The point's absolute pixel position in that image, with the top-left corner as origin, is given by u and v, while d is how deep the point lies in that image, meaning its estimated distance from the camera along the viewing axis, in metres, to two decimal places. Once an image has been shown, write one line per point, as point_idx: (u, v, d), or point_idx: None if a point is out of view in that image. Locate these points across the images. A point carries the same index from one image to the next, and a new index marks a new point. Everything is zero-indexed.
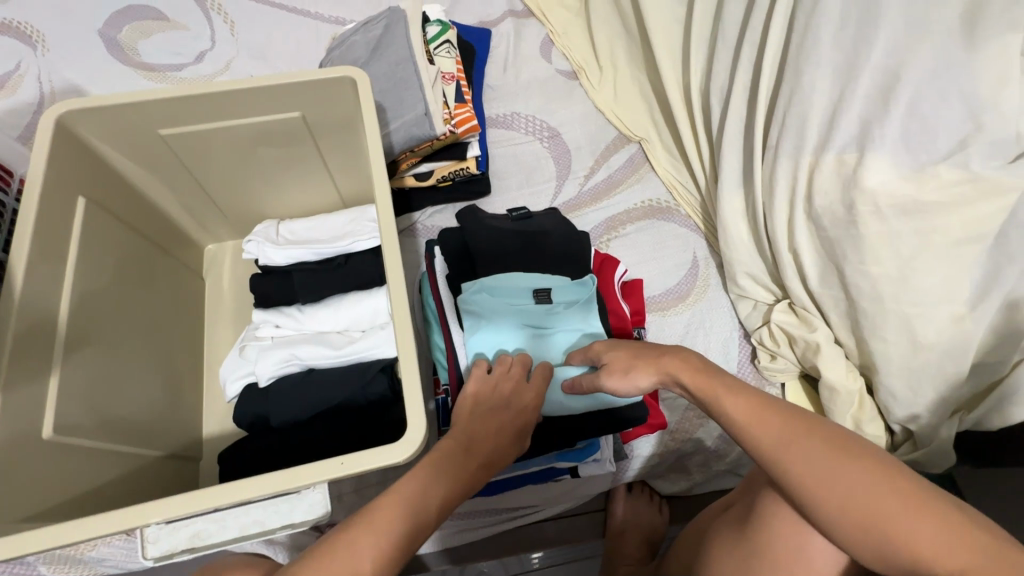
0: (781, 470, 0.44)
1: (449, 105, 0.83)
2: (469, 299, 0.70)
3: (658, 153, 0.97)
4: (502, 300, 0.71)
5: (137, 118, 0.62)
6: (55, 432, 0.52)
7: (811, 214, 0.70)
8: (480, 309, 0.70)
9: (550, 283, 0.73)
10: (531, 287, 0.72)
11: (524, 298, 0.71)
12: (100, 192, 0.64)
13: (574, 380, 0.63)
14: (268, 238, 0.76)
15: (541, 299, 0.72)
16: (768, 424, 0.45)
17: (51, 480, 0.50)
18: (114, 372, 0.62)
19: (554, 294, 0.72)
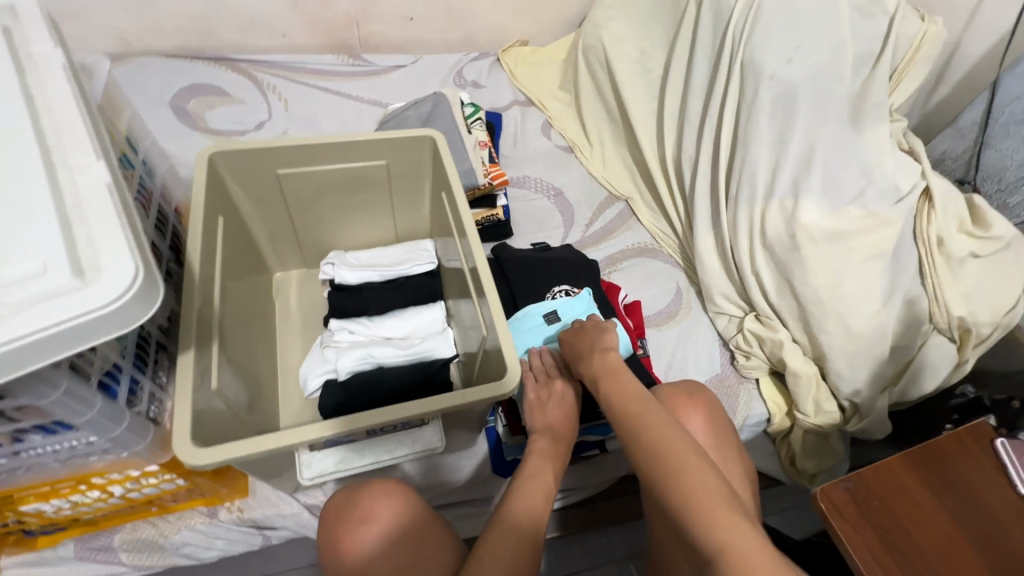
0: (632, 443, 0.59)
1: (485, 165, 1.05)
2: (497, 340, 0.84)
3: (641, 207, 1.22)
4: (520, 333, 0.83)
5: (261, 158, 0.79)
6: (217, 389, 0.62)
7: (765, 244, 0.94)
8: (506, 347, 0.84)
9: (555, 304, 0.85)
10: (543, 312, 0.84)
11: (537, 322, 0.84)
12: (227, 216, 0.79)
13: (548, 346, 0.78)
14: (341, 262, 0.93)
15: (552, 321, 0.84)
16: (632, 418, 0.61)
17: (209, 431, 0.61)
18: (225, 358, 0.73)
19: (562, 313, 0.84)
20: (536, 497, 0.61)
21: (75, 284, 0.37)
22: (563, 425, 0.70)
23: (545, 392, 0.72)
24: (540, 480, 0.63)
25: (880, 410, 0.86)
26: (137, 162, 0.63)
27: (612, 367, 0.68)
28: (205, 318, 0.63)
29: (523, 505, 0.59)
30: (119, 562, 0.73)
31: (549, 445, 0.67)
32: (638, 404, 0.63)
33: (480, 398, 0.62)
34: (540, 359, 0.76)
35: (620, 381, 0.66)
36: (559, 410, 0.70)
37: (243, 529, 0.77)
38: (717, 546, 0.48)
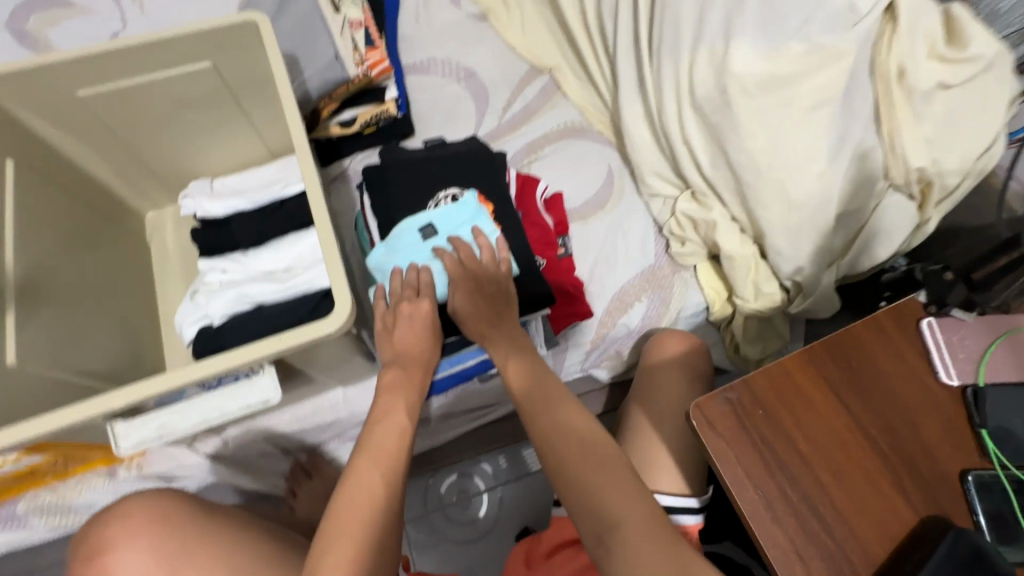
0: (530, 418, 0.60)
1: (359, 50, 0.86)
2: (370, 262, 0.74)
3: (568, 79, 1.03)
4: (396, 254, 0.72)
5: (49, 81, 0.65)
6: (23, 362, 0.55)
7: (695, 104, 0.78)
8: (382, 271, 0.72)
9: (432, 215, 0.73)
10: (417, 226, 0.73)
11: (413, 239, 0.72)
12: (26, 158, 0.67)
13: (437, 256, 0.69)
14: (204, 194, 0.81)
15: (428, 235, 0.72)
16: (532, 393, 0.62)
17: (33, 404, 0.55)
18: (60, 319, 0.66)
19: (439, 224, 0.73)
20: (387, 449, 0.58)
21: None
22: (415, 349, 0.66)
23: (394, 317, 0.66)
24: (391, 424, 0.60)
25: (825, 288, 0.76)
26: None
27: (506, 351, 0.67)
28: None
29: (374, 458, 0.56)
30: (32, 526, 0.73)
31: (401, 377, 0.64)
32: (540, 389, 0.62)
33: (313, 338, 0.53)
34: (398, 281, 0.68)
35: (522, 360, 0.66)
36: (413, 336, 0.65)
37: (151, 482, 0.76)
38: (619, 516, 0.50)
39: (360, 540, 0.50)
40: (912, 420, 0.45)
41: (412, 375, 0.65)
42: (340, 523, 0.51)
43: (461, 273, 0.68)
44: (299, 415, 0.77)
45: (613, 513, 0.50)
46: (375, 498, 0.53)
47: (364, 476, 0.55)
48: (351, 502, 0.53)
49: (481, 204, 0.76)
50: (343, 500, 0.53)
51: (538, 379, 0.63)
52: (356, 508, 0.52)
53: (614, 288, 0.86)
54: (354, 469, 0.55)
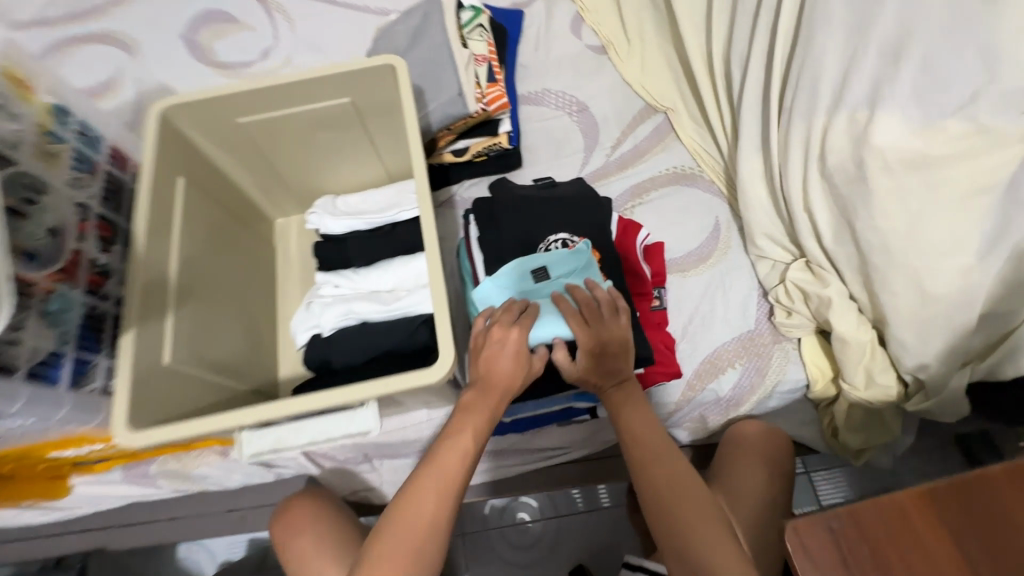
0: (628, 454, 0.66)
1: (481, 85, 0.90)
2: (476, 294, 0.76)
3: (684, 121, 1.01)
4: (503, 291, 0.75)
5: (219, 110, 0.74)
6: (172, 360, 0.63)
7: (825, 172, 0.73)
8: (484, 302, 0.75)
9: (547, 260, 0.76)
10: (530, 268, 0.76)
11: (521, 280, 0.75)
12: (192, 174, 0.77)
13: (560, 298, 0.70)
14: (327, 211, 0.88)
15: (540, 278, 0.75)
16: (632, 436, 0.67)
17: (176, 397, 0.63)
18: (208, 319, 0.75)
19: (551, 270, 0.75)
20: (447, 481, 0.60)
21: None
22: (504, 374, 0.65)
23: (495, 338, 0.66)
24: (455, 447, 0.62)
25: (952, 389, 0.68)
26: (68, 132, 0.62)
27: (623, 393, 0.69)
28: (152, 290, 0.63)
29: (432, 476, 0.60)
30: (159, 486, 0.84)
31: (479, 395, 0.64)
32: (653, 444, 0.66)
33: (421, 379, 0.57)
34: (500, 309, 0.67)
35: (638, 411, 0.68)
36: (508, 364, 0.65)
37: (254, 466, 0.85)
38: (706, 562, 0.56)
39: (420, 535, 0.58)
40: None
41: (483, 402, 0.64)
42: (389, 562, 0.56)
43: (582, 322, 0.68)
44: (386, 429, 0.82)
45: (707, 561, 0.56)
46: (425, 532, 0.58)
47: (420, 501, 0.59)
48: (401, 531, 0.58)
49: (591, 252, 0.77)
50: (399, 521, 0.58)
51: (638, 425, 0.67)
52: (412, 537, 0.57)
53: (707, 349, 0.83)
54: (414, 487, 0.60)
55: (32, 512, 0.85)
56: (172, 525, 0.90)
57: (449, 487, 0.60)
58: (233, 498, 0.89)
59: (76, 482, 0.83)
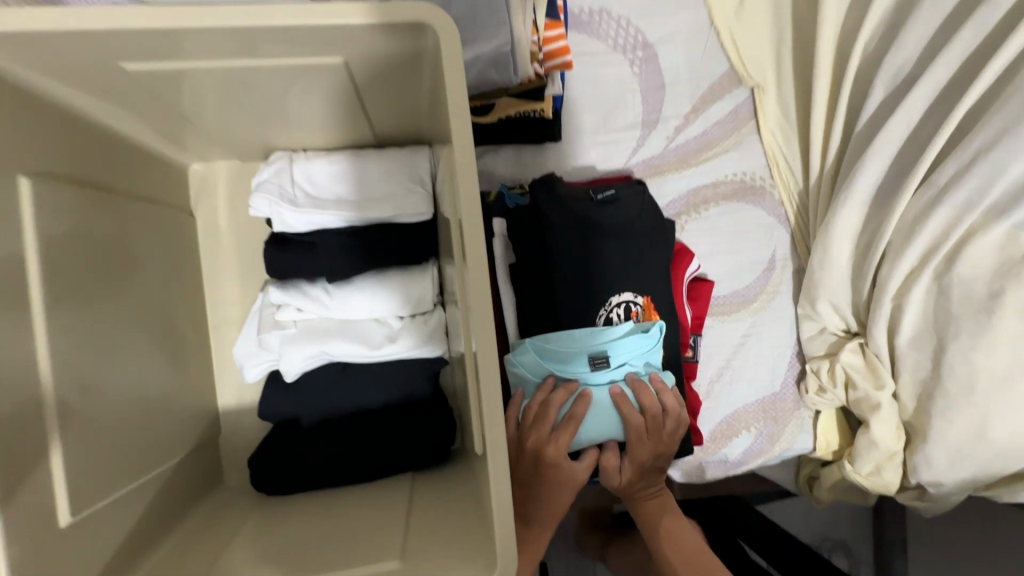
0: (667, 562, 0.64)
1: (538, 28, 0.58)
2: (515, 360, 0.59)
3: (771, 110, 0.77)
4: (551, 367, 0.58)
5: (90, 45, 0.39)
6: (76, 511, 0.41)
7: (943, 277, 0.61)
8: (522, 374, 0.59)
9: (613, 343, 0.59)
10: (590, 350, 0.58)
11: (578, 362, 0.58)
12: (44, 148, 0.43)
13: (622, 400, 0.58)
14: (283, 197, 0.59)
15: (597, 365, 0.59)
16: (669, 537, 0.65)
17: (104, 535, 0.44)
18: (126, 383, 0.50)
19: (615, 358, 0.59)
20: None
21: None
22: (553, 490, 0.58)
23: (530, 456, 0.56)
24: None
25: (950, 501, 0.70)
26: None
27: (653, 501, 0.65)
28: (24, 408, 0.39)
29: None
30: None
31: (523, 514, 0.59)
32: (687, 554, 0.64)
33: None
34: (534, 408, 0.57)
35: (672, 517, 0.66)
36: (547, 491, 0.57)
37: None
38: None
39: None
40: None
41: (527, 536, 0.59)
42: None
43: (643, 436, 0.59)
44: None
45: None
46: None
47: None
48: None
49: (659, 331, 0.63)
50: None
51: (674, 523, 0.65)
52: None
53: (728, 409, 0.77)
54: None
55: None
56: None
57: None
58: None
59: None
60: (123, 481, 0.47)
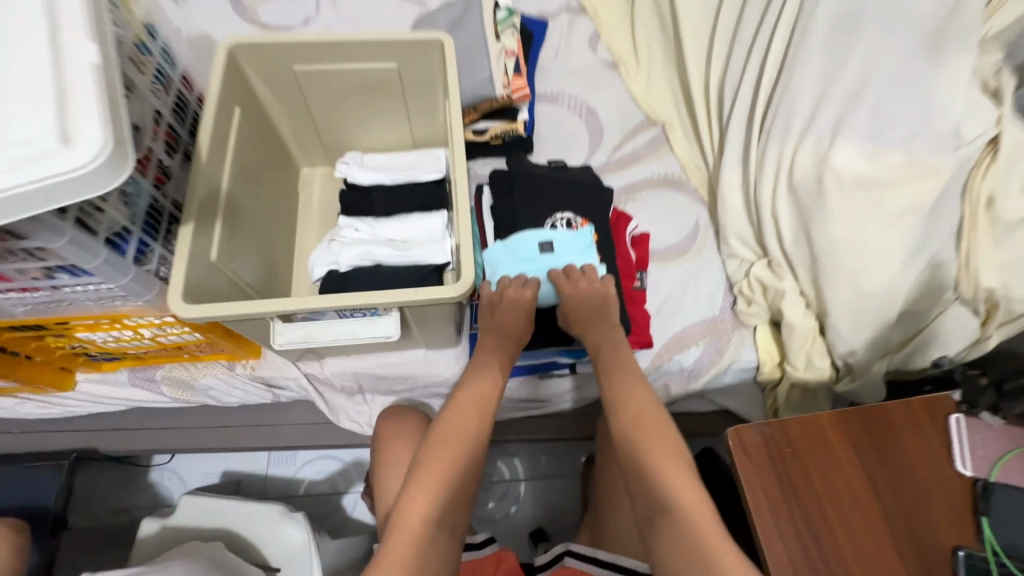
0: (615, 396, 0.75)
1: (508, 76, 1.02)
2: (490, 255, 0.90)
3: (678, 136, 1.14)
4: (513, 255, 0.88)
5: (277, 55, 0.83)
6: (216, 263, 0.73)
7: (791, 186, 0.87)
8: (495, 265, 0.89)
9: (554, 236, 0.88)
10: (539, 240, 0.88)
11: (532, 248, 0.88)
12: (245, 107, 0.85)
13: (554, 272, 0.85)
14: (355, 163, 0.98)
15: (545, 250, 0.88)
16: (623, 379, 0.76)
17: (213, 294, 0.71)
18: (235, 239, 0.81)
19: (557, 246, 0.88)
20: (466, 416, 0.72)
21: (61, 148, 0.45)
22: (512, 325, 0.81)
23: (508, 300, 0.81)
24: (480, 379, 0.77)
25: (875, 374, 0.83)
26: (156, 48, 0.69)
27: (604, 333, 0.81)
28: (206, 198, 0.71)
29: (466, 404, 0.74)
30: (161, 393, 0.90)
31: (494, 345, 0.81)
32: (633, 396, 0.74)
33: (435, 298, 0.66)
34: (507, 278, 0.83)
35: (619, 365, 0.78)
36: (510, 317, 0.81)
37: (256, 384, 0.91)
38: (675, 494, 0.60)
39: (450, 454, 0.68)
40: (920, 490, 0.53)
41: (490, 342, 0.82)
42: (427, 476, 0.65)
43: (571, 288, 0.82)
44: (386, 362, 0.90)
45: (680, 491, 0.60)
46: (457, 447, 0.69)
47: (455, 420, 0.71)
48: (435, 450, 0.68)
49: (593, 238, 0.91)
50: (439, 441, 0.69)
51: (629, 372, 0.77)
52: (442, 453, 0.68)
53: (678, 328, 0.95)
54: (446, 416, 0.72)
55: (31, 404, 0.88)
56: (171, 434, 0.95)
57: (471, 419, 0.72)
58: (228, 415, 0.96)
59: (83, 375, 0.88)
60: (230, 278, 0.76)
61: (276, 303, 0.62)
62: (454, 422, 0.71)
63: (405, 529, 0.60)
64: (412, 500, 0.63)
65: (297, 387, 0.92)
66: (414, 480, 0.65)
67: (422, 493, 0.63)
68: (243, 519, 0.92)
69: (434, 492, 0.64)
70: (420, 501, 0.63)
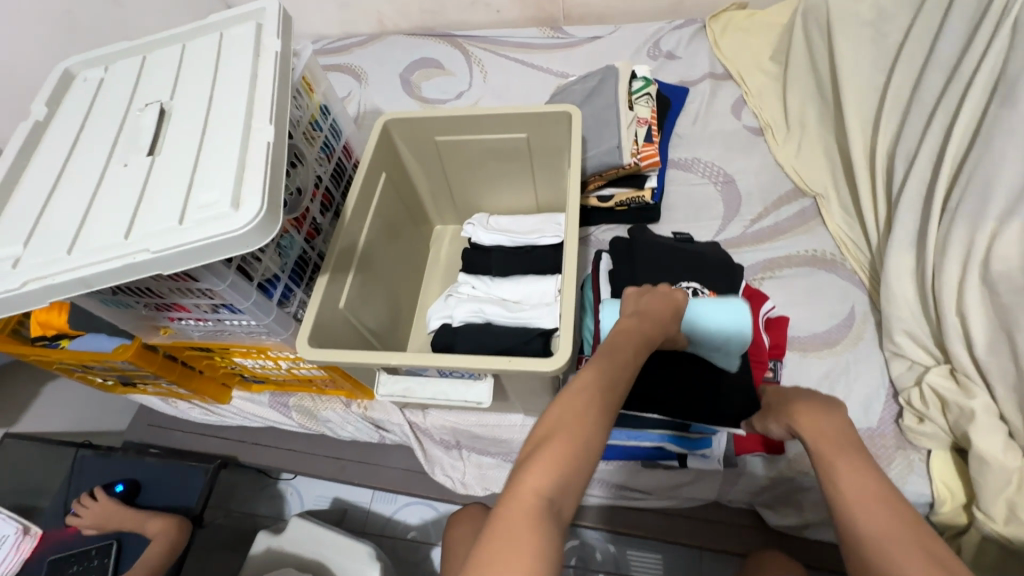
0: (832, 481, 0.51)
1: (638, 143, 1.01)
2: None
3: (833, 209, 1.00)
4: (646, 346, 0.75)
5: (424, 127, 0.92)
6: (343, 309, 0.80)
7: (986, 279, 0.69)
8: None
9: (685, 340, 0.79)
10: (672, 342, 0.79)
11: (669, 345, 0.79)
12: (391, 173, 0.95)
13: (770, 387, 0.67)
14: (481, 224, 1.03)
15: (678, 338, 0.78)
16: (837, 451, 0.53)
17: (334, 338, 0.77)
18: (365, 288, 0.88)
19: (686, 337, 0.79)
20: (587, 398, 0.56)
21: (230, 210, 0.54)
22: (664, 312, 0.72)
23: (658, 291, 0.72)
24: (608, 358, 0.61)
25: None
26: (325, 124, 0.82)
27: (824, 414, 0.57)
28: (343, 254, 0.81)
29: (591, 376, 0.58)
30: (291, 418, 1.01)
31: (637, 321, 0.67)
32: (853, 485, 0.50)
33: (529, 369, 0.64)
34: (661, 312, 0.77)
35: (826, 421, 0.56)
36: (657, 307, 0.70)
37: (367, 424, 0.97)
38: None
39: (584, 420, 0.54)
40: None
41: (627, 332, 0.65)
42: (544, 464, 0.51)
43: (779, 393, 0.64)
44: (483, 422, 0.90)
45: None
46: (580, 428, 0.53)
47: (575, 399, 0.56)
48: (554, 433, 0.53)
49: None
50: (553, 416, 0.55)
51: (840, 437, 0.54)
52: (563, 440, 0.52)
53: None
54: (567, 395, 0.56)
55: (197, 409, 1.05)
56: (294, 456, 1.05)
57: (597, 397, 0.56)
58: (341, 447, 1.03)
59: (237, 392, 1.02)
60: (354, 324, 0.83)
61: (381, 356, 0.66)
62: (583, 401, 0.55)
63: (509, 527, 0.47)
64: (524, 484, 0.50)
65: (402, 434, 0.95)
66: (532, 457, 0.52)
67: (546, 454, 0.51)
68: (338, 551, 0.97)
69: (553, 478, 0.50)
70: (538, 479, 0.50)
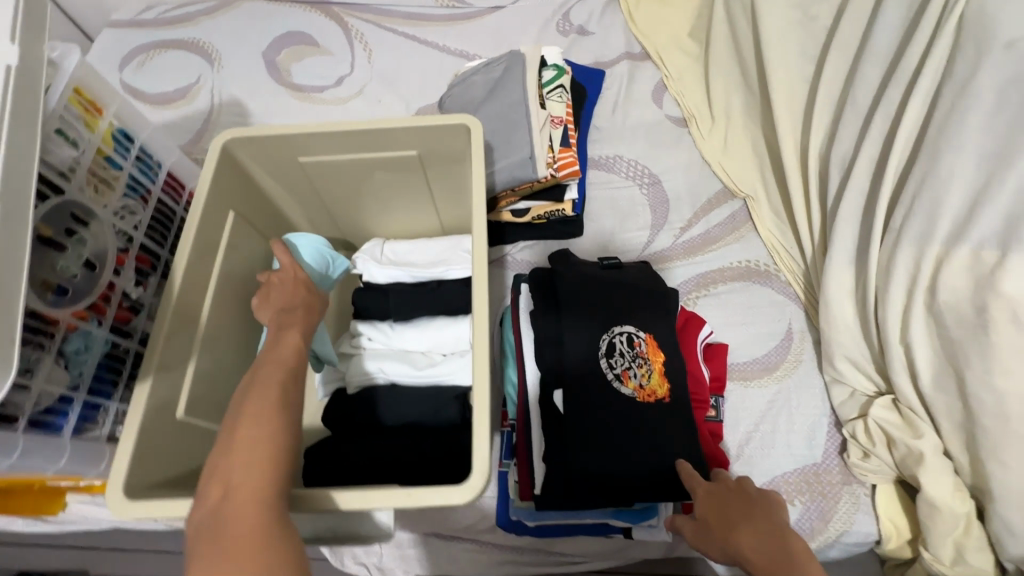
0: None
1: (554, 149, 0.86)
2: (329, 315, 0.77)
3: (763, 212, 0.93)
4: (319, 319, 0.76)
5: (282, 147, 0.70)
6: (184, 413, 0.60)
7: (932, 310, 0.64)
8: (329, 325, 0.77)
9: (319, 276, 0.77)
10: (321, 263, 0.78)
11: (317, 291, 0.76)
12: (244, 206, 0.73)
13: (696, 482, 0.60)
14: (373, 257, 0.84)
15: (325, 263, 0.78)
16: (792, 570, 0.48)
17: (180, 455, 0.59)
18: (223, 366, 0.68)
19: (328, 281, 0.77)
20: (286, 361, 0.53)
21: None
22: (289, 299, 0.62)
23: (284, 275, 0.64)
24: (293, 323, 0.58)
25: None
26: (129, 160, 0.59)
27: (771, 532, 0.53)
28: (182, 338, 0.60)
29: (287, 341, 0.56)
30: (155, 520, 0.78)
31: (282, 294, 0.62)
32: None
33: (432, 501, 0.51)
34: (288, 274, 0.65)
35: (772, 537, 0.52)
36: (284, 298, 0.62)
37: None
38: None
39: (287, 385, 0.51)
40: None
41: (292, 294, 0.63)
42: (245, 448, 0.45)
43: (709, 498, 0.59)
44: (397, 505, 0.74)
45: None
46: (287, 393, 0.50)
47: (277, 363, 0.52)
48: (253, 428, 0.46)
49: (659, 391, 0.68)
50: (253, 388, 0.50)
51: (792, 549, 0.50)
52: (262, 408, 0.48)
53: (766, 478, 0.73)
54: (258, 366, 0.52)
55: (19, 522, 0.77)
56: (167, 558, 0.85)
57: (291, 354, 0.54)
58: None
59: (71, 499, 0.75)
60: (206, 424, 0.63)
61: None
62: (274, 373, 0.51)
63: (236, 543, 0.41)
64: (240, 479, 0.44)
65: None
66: (233, 441, 0.46)
67: (250, 430, 0.46)
68: None
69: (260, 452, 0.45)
70: (248, 465, 0.45)
